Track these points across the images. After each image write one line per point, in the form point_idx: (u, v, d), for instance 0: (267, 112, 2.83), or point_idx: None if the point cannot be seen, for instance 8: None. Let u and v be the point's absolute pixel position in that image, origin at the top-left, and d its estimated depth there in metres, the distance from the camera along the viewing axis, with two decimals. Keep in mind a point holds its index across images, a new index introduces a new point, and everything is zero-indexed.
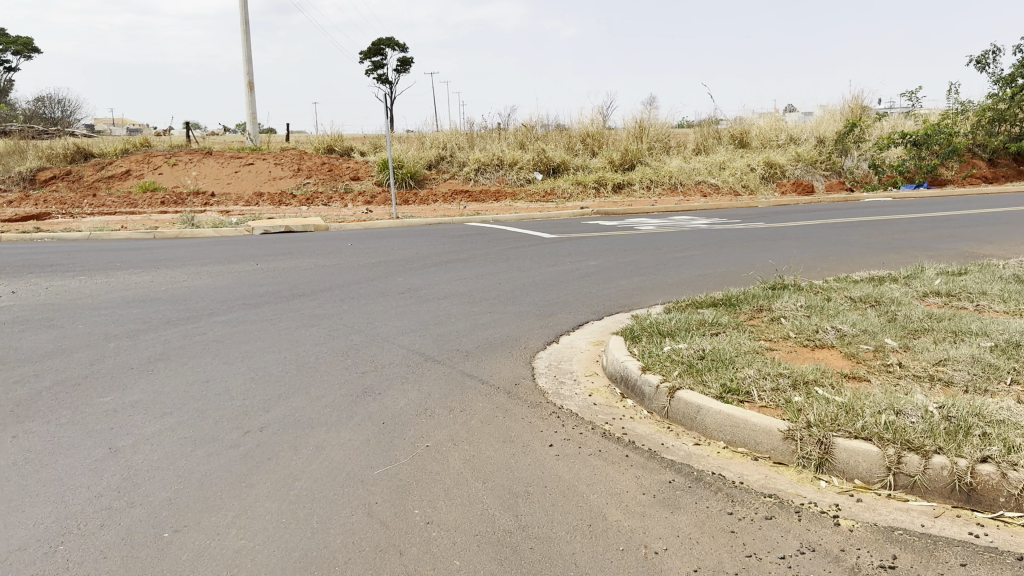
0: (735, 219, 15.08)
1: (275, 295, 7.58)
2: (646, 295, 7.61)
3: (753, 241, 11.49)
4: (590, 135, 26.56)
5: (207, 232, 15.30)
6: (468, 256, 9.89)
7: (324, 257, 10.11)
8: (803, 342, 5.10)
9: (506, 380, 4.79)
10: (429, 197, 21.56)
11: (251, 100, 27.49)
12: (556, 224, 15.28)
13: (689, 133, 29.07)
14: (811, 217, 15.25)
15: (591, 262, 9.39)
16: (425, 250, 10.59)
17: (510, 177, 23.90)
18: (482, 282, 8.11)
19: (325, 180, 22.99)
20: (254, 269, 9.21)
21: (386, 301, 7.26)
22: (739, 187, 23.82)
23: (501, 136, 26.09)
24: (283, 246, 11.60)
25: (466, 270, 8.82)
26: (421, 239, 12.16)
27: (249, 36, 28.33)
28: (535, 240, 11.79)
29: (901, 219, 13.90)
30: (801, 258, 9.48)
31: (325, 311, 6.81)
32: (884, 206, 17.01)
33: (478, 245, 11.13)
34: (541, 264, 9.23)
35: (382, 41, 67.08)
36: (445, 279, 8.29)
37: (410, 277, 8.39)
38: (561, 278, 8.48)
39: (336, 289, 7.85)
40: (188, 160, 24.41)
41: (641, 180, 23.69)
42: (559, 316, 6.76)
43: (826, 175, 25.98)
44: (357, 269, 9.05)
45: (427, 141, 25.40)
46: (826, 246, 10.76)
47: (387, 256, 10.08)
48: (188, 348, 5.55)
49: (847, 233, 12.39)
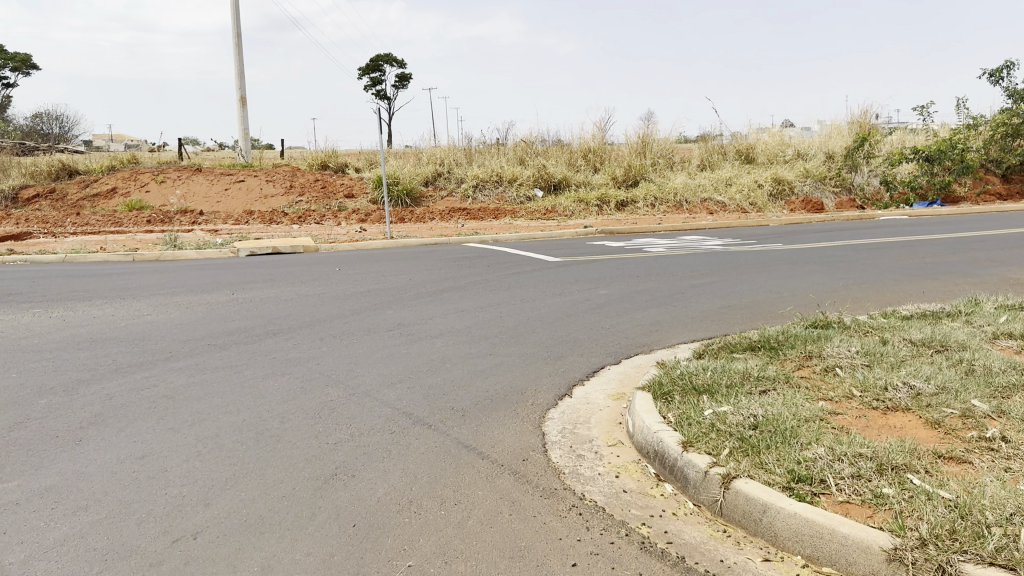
0: (748, 240, 14.23)
1: (247, 333, 6.70)
2: (667, 332, 6.73)
3: (774, 265, 10.63)
4: (592, 151, 25.73)
5: (190, 254, 14.42)
6: (464, 284, 9.01)
7: (307, 284, 9.23)
8: (873, 404, 4.21)
9: (511, 452, 3.89)
10: (426, 215, 20.71)
11: (242, 115, 26.66)
12: (559, 244, 14.43)
13: (693, 148, 28.26)
14: (829, 237, 14.40)
15: (601, 291, 8.51)
16: (419, 276, 9.72)
17: (510, 195, 23.10)
18: (481, 316, 7.23)
19: (318, 197, 22.13)
20: (230, 300, 8.31)
21: (371, 340, 6.38)
22: (747, 204, 22.99)
23: (500, 152, 25.28)
24: (266, 271, 10.71)
25: (463, 301, 7.94)
26: (415, 262, 11.28)
27: (240, 49, 27.55)
28: (538, 264, 10.93)
29: (928, 239, 13.04)
30: (833, 288, 8.61)
31: (301, 354, 5.91)
32: (904, 225, 16.18)
33: (477, 270, 10.26)
34: (547, 294, 8.35)
35: (380, 57, 66.59)
36: (439, 312, 7.39)
37: (401, 311, 7.50)
38: (570, 311, 7.60)
39: (315, 325, 6.96)
40: (177, 176, 23.55)
41: (645, 197, 22.84)
42: (570, 359, 5.88)
43: (836, 192, 25.15)
44: (343, 300, 8.18)
45: (424, 157, 24.54)
46: (856, 272, 9.90)
47: (376, 283, 9.19)
48: (130, 407, 4.65)
49: (874, 255, 11.53)
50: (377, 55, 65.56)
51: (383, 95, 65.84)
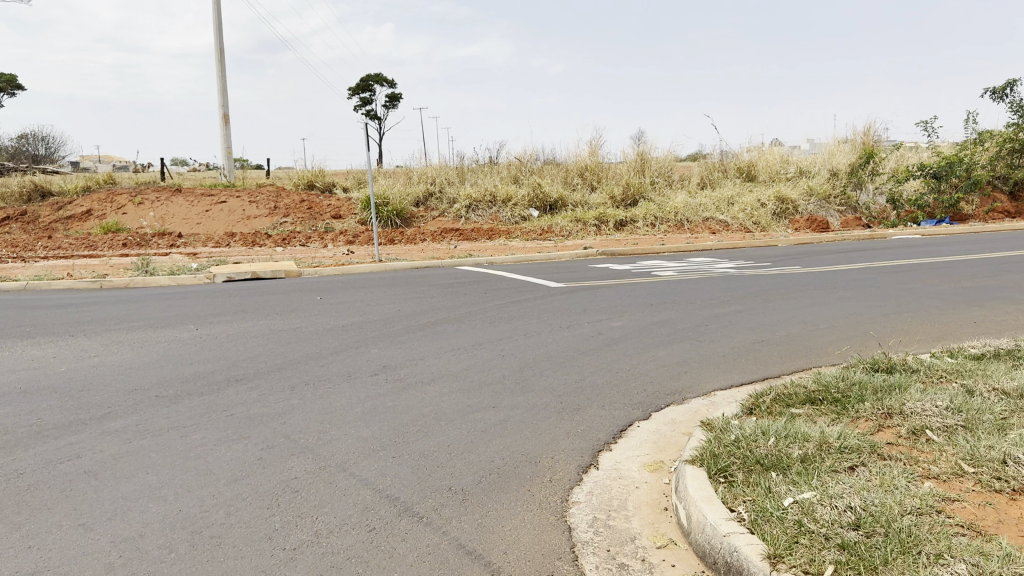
0: (761, 262, 13.31)
1: (204, 380, 5.69)
2: (699, 375, 5.75)
3: (799, 290, 9.69)
4: (588, 169, 24.83)
5: (162, 281, 13.40)
6: (459, 315, 8.04)
7: (284, 317, 8.22)
8: (996, 486, 3.26)
9: (530, 563, 2.91)
10: (417, 236, 19.77)
11: (225, 134, 25.70)
12: (559, 267, 13.48)
13: (693, 166, 27.46)
14: (847, 259, 13.49)
15: (614, 323, 7.54)
16: (409, 305, 8.75)
17: (504, 214, 22.15)
18: (481, 356, 6.25)
19: (304, 218, 21.16)
20: (193, 337, 7.30)
21: (351, 389, 5.38)
22: (750, 223, 22.15)
23: (493, 171, 24.40)
24: (239, 301, 9.70)
25: (458, 337, 6.95)
26: (404, 289, 10.29)
27: (224, 66, 26.65)
28: (540, 290, 9.95)
29: (957, 260, 12.17)
30: (875, 320, 7.68)
31: (266, 410, 4.91)
32: (921, 244, 15.30)
33: (473, 298, 9.27)
34: (553, 327, 7.37)
35: (370, 76, 65.99)
36: (431, 351, 6.41)
37: (385, 350, 6.49)
38: (583, 348, 6.62)
39: (287, 368, 5.96)
40: (155, 198, 22.55)
41: (644, 216, 21.96)
42: (590, 412, 4.89)
43: (841, 211, 24.35)
44: (323, 336, 7.18)
45: (415, 176, 23.58)
46: (893, 299, 8.98)
47: (360, 315, 8.20)
48: (36, 494, 3.62)
49: (904, 279, 10.62)
50: (367, 74, 64.73)
51: (374, 115, 65.04)
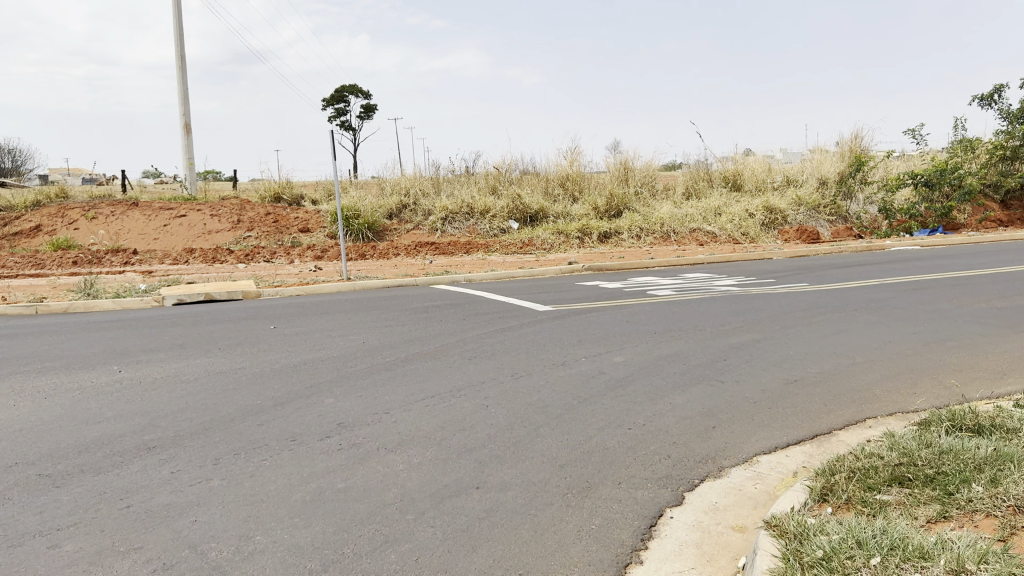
0: (763, 278, 12.23)
1: (107, 450, 4.47)
2: (732, 435, 4.62)
3: (818, 313, 8.61)
4: (570, 178, 23.72)
5: (105, 305, 12.05)
6: (433, 348, 6.85)
7: (228, 354, 6.99)
8: None
9: None
10: (390, 250, 18.55)
11: (187, 144, 24.33)
12: (543, 285, 12.33)
13: (677, 175, 26.48)
14: (854, 273, 12.46)
15: (616, 359, 6.39)
16: (375, 336, 7.54)
17: (482, 227, 20.98)
18: (460, 408, 5.07)
19: (269, 232, 19.87)
20: (113, 383, 6.06)
21: (293, 462, 4.18)
22: (739, 234, 21.21)
23: (470, 181, 23.24)
24: (182, 332, 8.44)
25: (430, 380, 5.76)
26: (371, 315, 9.08)
27: (185, 73, 25.31)
28: (525, 315, 8.77)
29: (979, 275, 11.17)
30: (921, 352, 6.61)
31: (177, 500, 3.71)
32: (929, 257, 14.33)
33: (449, 325, 8.09)
34: (547, 365, 6.20)
35: (344, 88, 64.66)
36: (400, 402, 5.22)
37: (343, 401, 5.29)
38: (583, 393, 5.46)
39: (217, 431, 4.76)
40: (110, 212, 21.16)
41: (629, 228, 20.90)
42: (604, 494, 3.73)
43: (832, 220, 23.49)
44: (270, 380, 5.98)
45: (388, 187, 22.35)
46: (927, 323, 7.92)
47: (318, 350, 6.97)
48: None
49: (929, 297, 9.58)
50: (340, 85, 63.27)
51: (349, 127, 63.60)
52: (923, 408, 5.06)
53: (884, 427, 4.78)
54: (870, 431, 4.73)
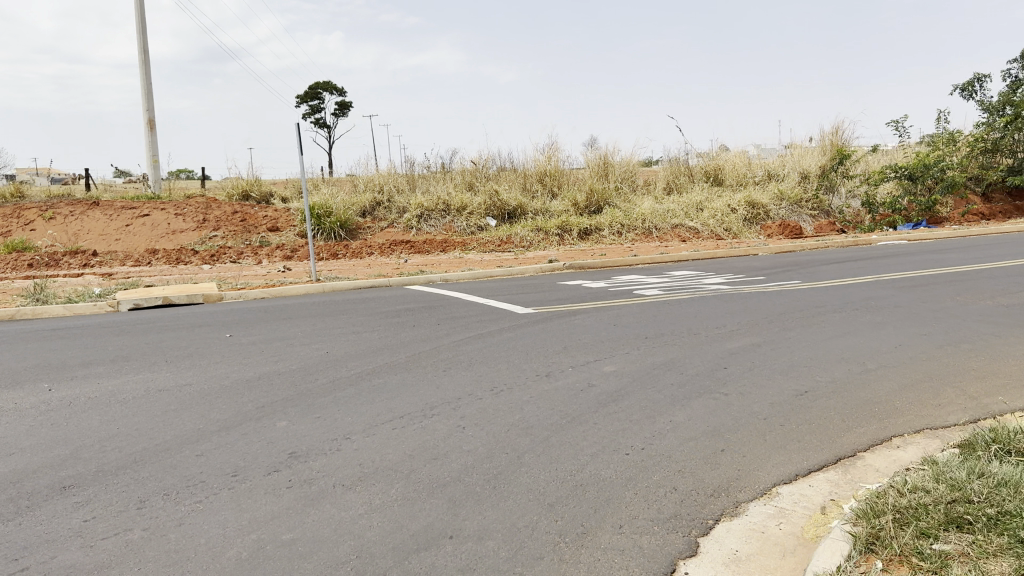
0: (752, 276, 11.68)
1: (13, 492, 3.80)
2: (744, 461, 4.02)
3: (818, 313, 8.05)
4: (548, 173, 23.09)
5: (54, 311, 11.26)
6: (403, 358, 6.19)
7: (174, 368, 6.28)
8: None
9: None
10: (363, 249, 17.84)
11: (151, 141, 23.42)
12: (523, 285, 11.68)
13: (657, 170, 25.93)
14: (846, 270, 11.94)
15: (606, 369, 5.78)
16: (340, 344, 6.87)
17: (458, 224, 20.32)
18: (431, 431, 4.43)
19: (236, 231, 19.08)
20: (39, 405, 5.35)
21: (233, 507, 3.54)
22: (721, 230, 20.72)
23: (446, 178, 22.55)
24: (129, 342, 7.71)
25: (399, 397, 5.11)
26: (337, 319, 8.40)
27: (148, 68, 24.37)
28: (504, 319, 8.13)
29: (978, 270, 10.69)
30: (937, 357, 6.06)
31: (86, 561, 3.05)
32: (921, 252, 13.87)
33: (422, 331, 7.43)
34: (530, 377, 5.57)
35: (317, 85, 63.55)
36: (364, 425, 4.57)
37: (297, 425, 4.64)
38: (572, 409, 4.84)
39: (147, 466, 4.10)
40: (69, 212, 20.24)
41: (610, 224, 20.33)
42: (602, 542, 3.12)
43: (814, 215, 23.08)
44: (217, 399, 5.30)
45: (360, 184, 21.58)
46: (936, 323, 7.39)
47: (275, 363, 6.28)
48: None
49: (931, 294, 9.07)
50: (313, 82, 62.06)
51: (323, 124, 62.54)
52: (954, 425, 4.50)
53: (916, 448, 4.21)
54: (900, 454, 4.16)
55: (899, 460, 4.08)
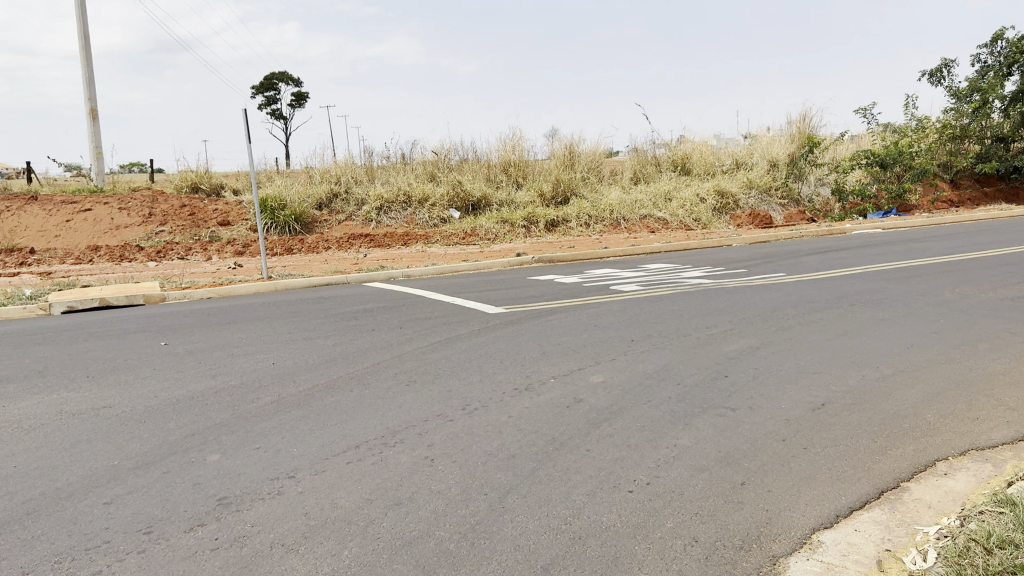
0: (732, 269, 11.08)
1: None
2: (772, 499, 3.35)
3: (812, 309, 7.44)
4: (513, 164, 22.35)
5: None
6: (361, 370, 5.42)
7: (94, 386, 5.42)
8: None
9: None
10: (319, 243, 16.93)
11: (94, 132, 22.16)
12: (491, 281, 10.93)
13: (624, 160, 25.30)
14: (830, 261, 11.41)
15: (593, 380, 5.08)
16: (289, 353, 6.07)
17: (420, 216, 19.49)
18: (393, 466, 3.69)
19: (184, 226, 18.05)
20: None
21: None
22: (690, 221, 20.19)
23: (407, 168, 21.67)
24: (50, 352, 6.81)
25: (355, 421, 4.35)
26: (288, 323, 7.58)
27: (89, 56, 23.06)
28: (474, 320, 7.38)
29: (968, 260, 10.21)
30: (956, 360, 5.46)
31: None
32: (903, 241, 13.42)
33: (382, 336, 6.66)
34: (508, 392, 4.83)
35: (272, 75, 61.71)
36: (312, 459, 3.81)
37: (232, 461, 3.87)
38: (560, 432, 4.12)
39: (39, 521, 3.29)
40: (5, 207, 19.00)
41: (577, 215, 19.66)
42: None
43: (783, 204, 22.65)
44: (138, 425, 4.49)
45: (317, 175, 20.63)
46: (942, 319, 6.82)
47: (214, 377, 5.47)
48: None
49: (927, 287, 8.53)
50: (269, 73, 60.36)
51: (279, 116, 60.86)
52: (1002, 446, 3.90)
53: (967, 477, 3.58)
54: (950, 484, 3.52)
55: (952, 492, 3.44)
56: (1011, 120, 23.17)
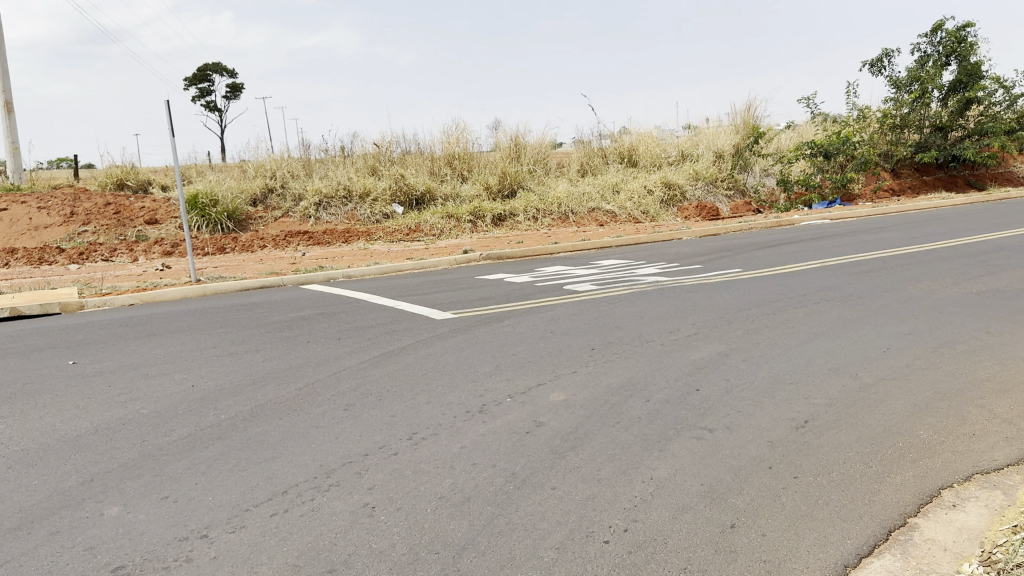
0: (688, 264, 10.72)
1: None
2: (770, 548, 2.89)
3: (777, 309, 7.07)
4: (457, 156, 21.73)
5: None
6: (293, 393, 4.83)
7: None
8: None
9: None
10: (254, 241, 16.11)
11: (10, 125, 20.80)
12: (438, 282, 10.36)
13: (570, 151, 24.89)
14: (785, 254, 11.14)
15: (554, 398, 4.58)
16: (212, 373, 5.43)
17: (361, 212, 18.77)
18: (326, 517, 3.14)
19: (109, 226, 17.02)
20: None
21: None
22: (638, 214, 19.90)
23: (346, 162, 20.88)
24: None
25: (285, 458, 3.78)
26: (215, 334, 6.91)
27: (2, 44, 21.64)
28: (420, 328, 6.82)
29: (925, 251, 10.02)
30: (936, 364, 5.12)
31: None
32: (855, 232, 13.27)
33: (318, 349, 6.06)
34: (460, 417, 4.30)
35: (206, 66, 59.69)
36: (231, 512, 3.23)
37: (134, 516, 3.27)
38: (520, 466, 3.62)
39: None
40: None
41: (524, 209, 19.18)
42: None
43: (729, 195, 22.54)
44: (26, 470, 3.83)
45: (251, 170, 19.70)
46: (912, 318, 6.52)
47: (125, 405, 4.81)
48: None
49: (889, 281, 8.27)
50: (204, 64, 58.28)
51: (215, 109, 58.95)
52: (1009, 468, 3.52)
53: (978, 509, 3.18)
54: (962, 519, 3.11)
55: (967, 529, 3.03)
56: (949, 109, 23.46)
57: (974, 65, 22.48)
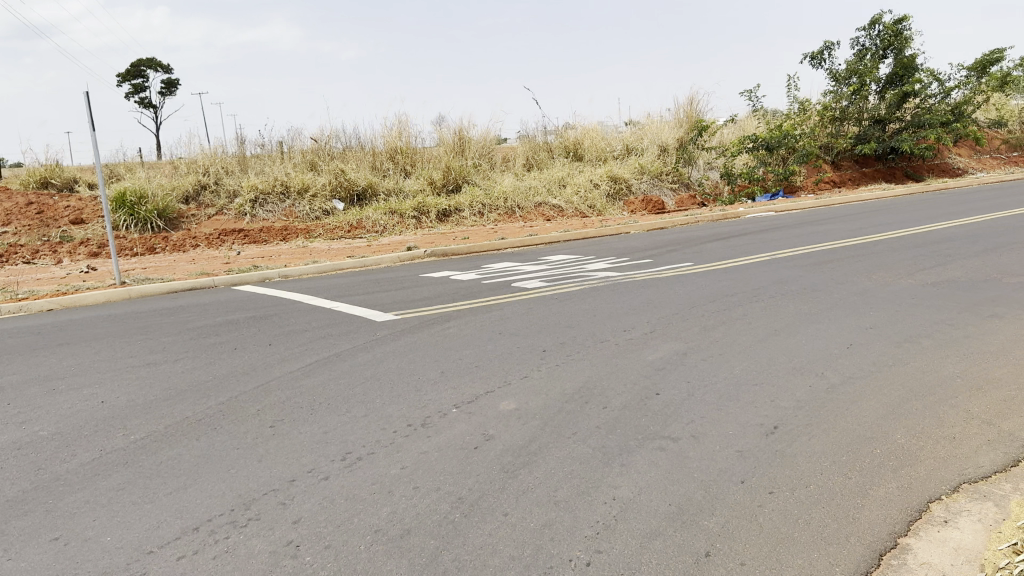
0: (638, 258, 10.45)
1: None
2: None
3: (733, 303, 6.81)
4: (400, 151, 21.17)
5: None
6: (215, 409, 4.34)
7: None
8: None
9: None
10: (186, 240, 15.35)
11: None
12: (380, 280, 9.88)
13: (514, 146, 24.53)
14: (736, 247, 10.96)
15: (503, 407, 4.19)
16: (126, 387, 4.90)
17: (300, 208, 18.10)
18: (243, 560, 2.70)
19: (29, 226, 16.07)
20: None
21: None
22: (585, 208, 19.65)
23: (284, 157, 20.16)
24: None
25: (200, 487, 3.31)
26: (135, 342, 6.35)
27: None
28: (359, 331, 6.37)
29: (875, 242, 9.92)
30: (902, 361, 4.88)
31: None
32: (803, 224, 13.19)
33: (247, 357, 5.56)
34: (401, 431, 3.88)
35: (139, 62, 57.70)
36: (130, 557, 2.76)
37: (14, 564, 2.78)
38: (468, 489, 3.23)
39: None
40: None
41: (470, 204, 18.75)
42: None
43: (675, 189, 22.46)
44: None
45: (183, 166, 18.85)
46: (872, 311, 6.31)
47: (22, 426, 4.26)
48: None
49: (843, 273, 8.10)
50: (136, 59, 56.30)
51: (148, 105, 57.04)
52: (996, 476, 3.26)
53: (971, 524, 2.90)
54: (957, 537, 2.81)
55: (963, 549, 2.73)
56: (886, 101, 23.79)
57: (910, 58, 22.84)
